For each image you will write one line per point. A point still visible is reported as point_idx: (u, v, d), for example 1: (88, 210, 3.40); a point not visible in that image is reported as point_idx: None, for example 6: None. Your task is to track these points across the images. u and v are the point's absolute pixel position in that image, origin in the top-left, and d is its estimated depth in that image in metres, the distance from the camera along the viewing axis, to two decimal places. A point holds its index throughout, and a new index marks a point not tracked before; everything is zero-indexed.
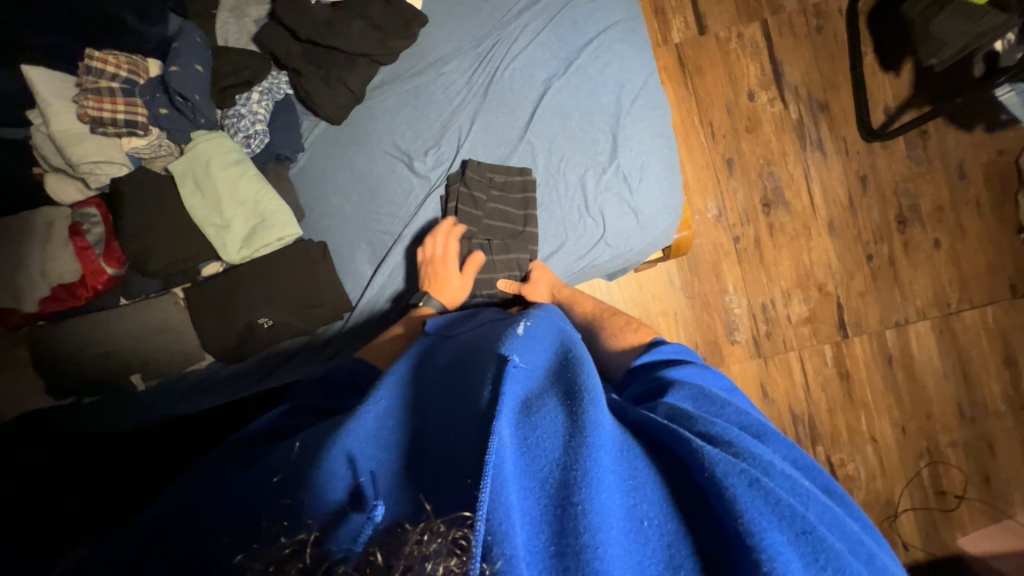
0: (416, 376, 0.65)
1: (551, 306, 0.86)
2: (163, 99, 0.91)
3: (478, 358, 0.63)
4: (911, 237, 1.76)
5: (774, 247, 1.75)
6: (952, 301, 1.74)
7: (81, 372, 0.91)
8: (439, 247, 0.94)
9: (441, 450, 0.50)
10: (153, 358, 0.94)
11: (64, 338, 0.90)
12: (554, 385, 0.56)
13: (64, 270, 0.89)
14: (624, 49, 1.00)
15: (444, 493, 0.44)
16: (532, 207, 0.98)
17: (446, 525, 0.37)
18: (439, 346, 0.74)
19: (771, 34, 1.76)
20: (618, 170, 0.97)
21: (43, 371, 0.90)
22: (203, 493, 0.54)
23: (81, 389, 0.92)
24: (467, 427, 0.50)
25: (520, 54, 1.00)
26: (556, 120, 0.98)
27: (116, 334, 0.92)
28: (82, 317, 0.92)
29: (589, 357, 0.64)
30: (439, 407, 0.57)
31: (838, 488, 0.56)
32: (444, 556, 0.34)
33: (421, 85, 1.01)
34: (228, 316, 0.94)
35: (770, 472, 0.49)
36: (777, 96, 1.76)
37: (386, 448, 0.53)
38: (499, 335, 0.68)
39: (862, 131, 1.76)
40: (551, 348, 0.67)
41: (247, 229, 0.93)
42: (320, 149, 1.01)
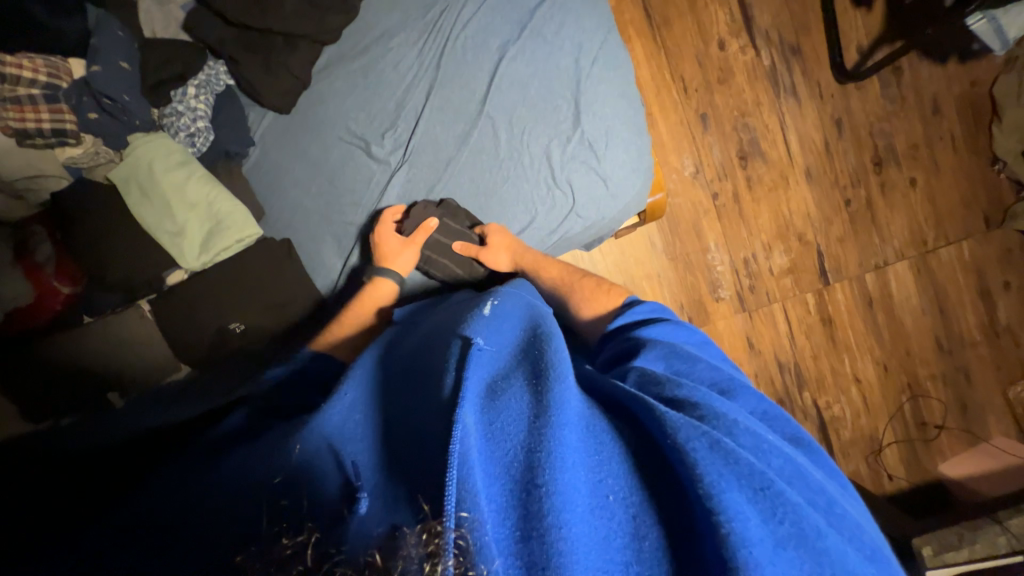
0: (387, 366, 0.64)
1: (521, 282, 0.86)
2: (92, 103, 0.86)
3: (442, 342, 0.62)
4: (887, 178, 1.76)
5: (752, 200, 1.74)
6: (928, 238, 1.76)
7: (56, 395, 0.89)
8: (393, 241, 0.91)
9: (411, 442, 0.50)
10: (128, 374, 0.93)
11: (31, 362, 0.87)
12: (520, 366, 0.56)
13: (16, 293, 0.84)
14: (579, 7, 0.95)
15: (428, 482, 0.44)
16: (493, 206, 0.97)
17: (439, 522, 0.37)
18: (407, 332, 0.74)
19: None
20: (582, 137, 0.94)
21: (16, 396, 0.87)
22: (193, 507, 0.53)
23: (57, 412, 0.89)
24: (434, 417, 0.50)
25: (470, 21, 0.94)
26: (515, 89, 0.94)
27: (86, 353, 0.90)
28: (46, 339, 0.88)
29: (557, 332, 0.64)
30: (406, 398, 0.57)
31: (806, 438, 0.58)
32: (434, 557, 0.33)
33: (370, 63, 0.95)
34: (201, 322, 0.92)
35: (734, 432, 0.51)
36: (748, 42, 1.71)
37: (363, 437, 0.53)
38: (464, 317, 0.67)
39: (835, 73, 1.73)
40: (518, 326, 0.66)
41: (202, 233, 0.89)
42: (271, 141, 0.96)
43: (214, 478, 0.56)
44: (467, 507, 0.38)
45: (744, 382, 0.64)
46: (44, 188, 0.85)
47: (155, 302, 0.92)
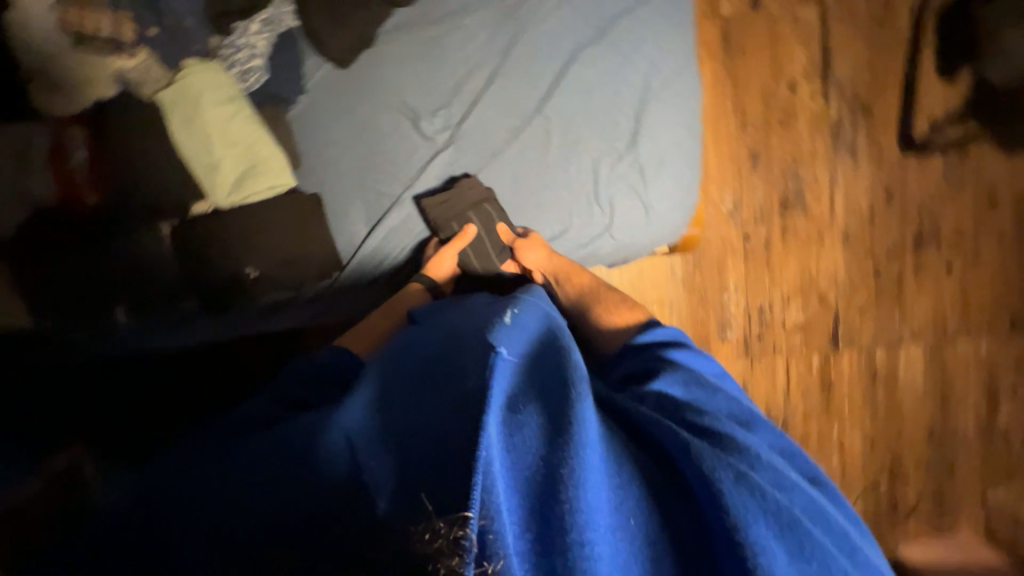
0: (401, 362, 0.63)
1: (540, 290, 0.84)
2: (153, 20, 0.87)
3: (463, 343, 0.62)
4: (923, 259, 1.73)
5: (783, 250, 1.71)
6: (948, 327, 1.74)
7: (64, 298, 0.90)
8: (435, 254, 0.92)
9: (416, 436, 0.48)
10: (135, 292, 0.93)
11: (47, 261, 0.88)
12: (542, 379, 0.56)
13: (43, 192, 0.85)
14: (663, 26, 0.91)
15: (434, 483, 0.43)
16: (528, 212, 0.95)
17: (446, 520, 0.40)
18: (422, 329, 0.73)
19: (828, 21, 1.65)
20: (635, 160, 0.91)
21: (26, 290, 0.88)
22: (189, 486, 0.52)
23: (65, 313, 0.91)
24: (450, 412, 0.49)
25: (549, 16, 0.90)
26: (578, 96, 0.90)
27: (99, 265, 0.89)
28: (64, 243, 0.88)
29: (577, 349, 0.64)
30: (416, 391, 0.55)
31: (822, 476, 0.58)
32: (442, 553, 0.39)
33: (437, 37, 0.92)
34: (220, 262, 0.92)
35: (757, 465, 0.52)
36: (819, 90, 1.67)
37: (367, 425, 0.52)
38: (485, 322, 0.67)
39: (901, 140, 1.70)
40: (537, 336, 0.66)
41: (236, 172, 0.88)
42: (320, 93, 0.94)
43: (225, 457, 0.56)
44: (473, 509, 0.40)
45: (763, 416, 0.65)
46: (87, 92, 0.84)
47: (172, 233, 0.91)
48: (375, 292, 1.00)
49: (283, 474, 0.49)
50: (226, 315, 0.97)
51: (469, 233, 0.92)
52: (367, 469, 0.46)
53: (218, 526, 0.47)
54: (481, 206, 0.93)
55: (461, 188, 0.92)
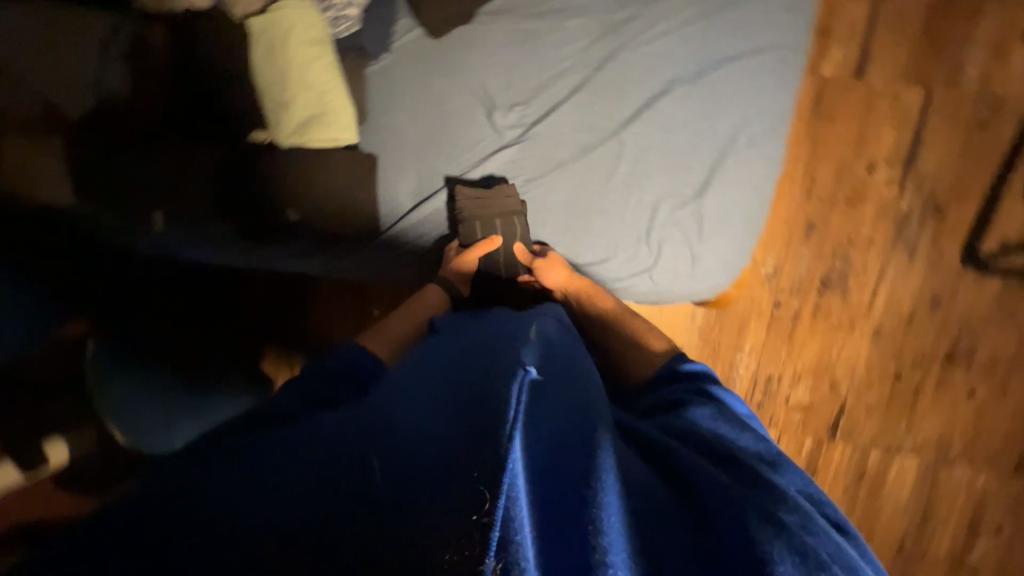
0: (412, 374, 0.64)
1: (554, 308, 0.86)
2: None
3: (489, 351, 0.62)
4: (948, 376, 1.68)
5: (809, 327, 1.68)
6: (952, 450, 1.70)
7: (108, 183, 0.91)
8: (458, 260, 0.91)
9: (430, 443, 0.49)
10: (174, 197, 0.93)
11: (100, 144, 0.89)
12: (564, 403, 0.57)
13: (112, 82, 0.86)
14: (768, 82, 0.85)
15: (452, 482, 0.44)
16: (575, 232, 0.92)
17: (465, 511, 0.41)
18: (447, 335, 0.75)
19: (928, 110, 1.58)
20: (697, 211, 0.88)
21: (74, 167, 0.90)
22: (193, 472, 0.52)
23: (104, 199, 0.92)
24: (476, 414, 0.50)
25: (654, 41, 0.85)
26: (660, 131, 0.87)
27: (146, 162, 0.90)
28: (117, 132, 0.89)
29: (596, 384, 0.66)
30: (436, 395, 0.57)
31: (847, 522, 0.55)
32: (461, 545, 0.39)
33: (535, 32, 0.89)
34: (263, 196, 0.93)
35: (787, 503, 0.51)
36: (897, 178, 1.61)
37: (373, 425, 0.53)
38: (510, 335, 0.68)
39: (964, 252, 1.63)
40: (558, 359, 0.66)
41: (305, 115, 0.86)
42: (406, 58, 0.92)
43: (229, 454, 0.54)
44: (486, 509, 0.40)
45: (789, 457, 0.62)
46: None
47: (218, 156, 0.91)
48: (404, 265, 1.00)
49: (298, 466, 0.51)
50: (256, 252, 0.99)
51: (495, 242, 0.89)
52: (380, 471, 0.48)
53: (218, 527, 0.45)
54: (513, 216, 0.90)
55: (490, 195, 0.90)
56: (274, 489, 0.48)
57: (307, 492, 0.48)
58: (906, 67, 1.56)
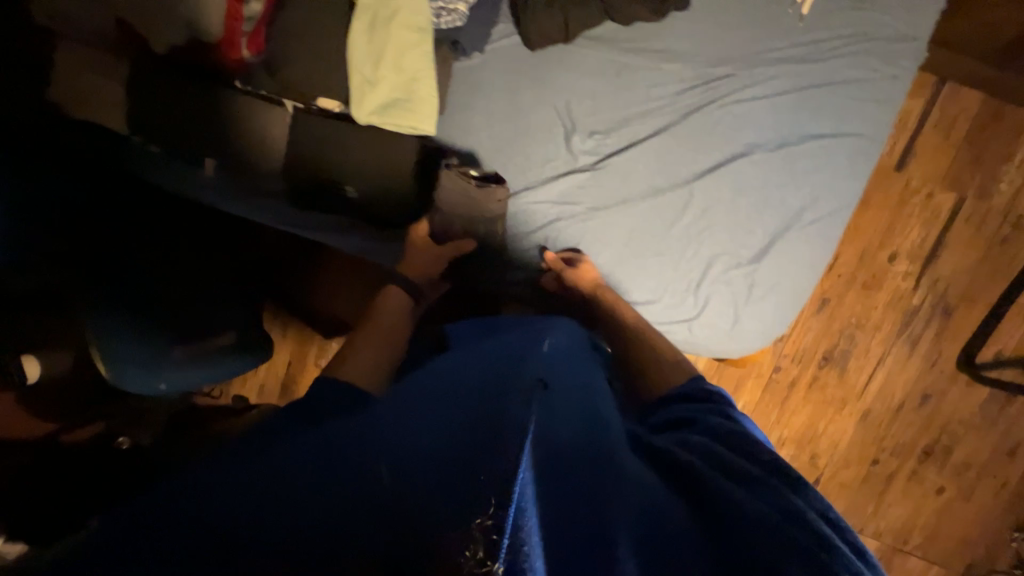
0: (427, 390, 0.62)
1: (568, 319, 0.84)
2: None
3: (501, 364, 0.61)
4: (922, 470, 1.74)
5: (803, 398, 1.73)
6: (910, 539, 1.76)
7: (167, 124, 0.92)
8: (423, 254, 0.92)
9: (432, 455, 0.47)
10: (233, 151, 0.93)
11: (172, 86, 0.91)
12: (574, 424, 0.54)
13: (209, 29, 0.83)
14: (844, 167, 0.86)
15: (456, 485, 0.41)
16: (625, 267, 0.93)
17: (466, 514, 0.37)
18: (462, 349, 0.74)
19: (957, 215, 1.64)
20: (750, 274, 0.89)
21: (143, 103, 0.92)
22: (193, 480, 0.52)
23: (158, 138, 0.94)
24: (485, 419, 0.47)
25: (745, 102, 0.86)
26: (732, 189, 0.88)
27: (210, 112, 0.91)
28: (196, 77, 0.91)
29: (606, 409, 0.64)
30: (444, 408, 0.55)
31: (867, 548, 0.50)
32: (464, 546, 0.34)
33: (630, 66, 0.89)
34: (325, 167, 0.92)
35: (800, 528, 0.48)
36: (915, 274, 1.66)
37: (377, 440, 0.52)
38: (525, 348, 0.66)
39: (962, 357, 1.68)
40: (571, 378, 0.64)
41: (389, 98, 0.84)
42: (498, 62, 0.91)
43: (230, 461, 0.54)
44: (493, 507, 0.36)
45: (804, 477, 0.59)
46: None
47: (283, 122, 0.91)
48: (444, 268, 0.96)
49: (309, 474, 0.50)
50: (287, 223, 0.96)
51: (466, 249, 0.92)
52: (389, 481, 0.46)
53: (207, 524, 0.44)
54: (492, 223, 0.91)
55: (473, 197, 0.87)
56: (274, 496, 0.47)
57: (313, 495, 0.47)
58: (944, 170, 1.62)
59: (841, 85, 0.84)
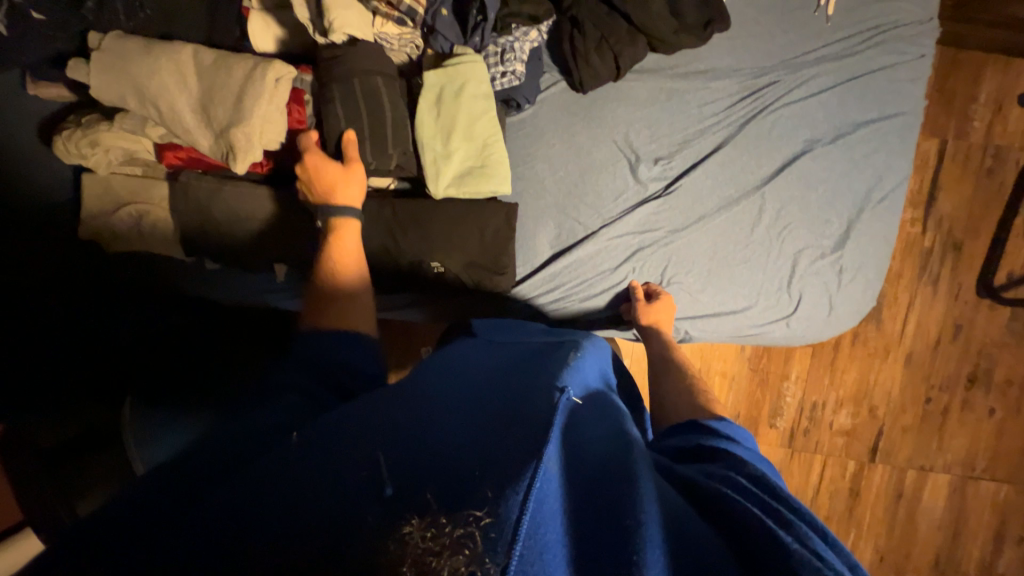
0: (428, 389, 0.56)
1: (602, 340, 0.77)
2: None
3: (525, 373, 0.59)
4: (971, 398, 1.72)
5: (849, 355, 1.70)
6: (977, 466, 1.73)
7: (215, 235, 0.89)
8: (331, 177, 0.78)
9: (446, 445, 0.43)
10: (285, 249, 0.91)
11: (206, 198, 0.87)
12: (603, 428, 0.51)
13: (272, 139, 0.80)
14: (894, 145, 0.92)
15: (471, 483, 0.37)
16: (715, 280, 0.94)
17: (450, 519, 0.34)
18: (469, 356, 0.69)
19: (944, 157, 1.62)
20: (836, 261, 0.93)
21: (180, 219, 0.89)
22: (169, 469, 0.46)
23: (205, 250, 0.91)
24: (507, 422, 0.46)
25: (795, 104, 0.91)
26: (801, 185, 0.92)
27: (255, 216, 0.88)
28: (232, 185, 0.88)
29: (627, 415, 0.59)
30: (462, 406, 0.51)
31: None
32: (457, 548, 0.31)
33: (680, 89, 0.92)
34: (393, 254, 0.88)
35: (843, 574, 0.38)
36: (920, 218, 1.65)
37: (368, 440, 0.44)
38: (550, 356, 0.64)
39: (980, 284, 1.67)
40: (591, 385, 0.60)
41: (464, 168, 0.85)
42: (550, 110, 0.92)
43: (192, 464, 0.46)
44: (486, 507, 0.34)
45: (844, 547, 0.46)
46: (312, 35, 0.78)
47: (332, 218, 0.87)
48: (524, 314, 0.95)
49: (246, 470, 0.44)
50: None
51: (354, 139, 0.79)
52: (383, 469, 0.40)
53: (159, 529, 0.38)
54: (381, 96, 0.80)
55: (344, 59, 0.78)
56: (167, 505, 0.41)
57: (245, 490, 0.41)
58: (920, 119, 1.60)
59: (876, 73, 0.91)
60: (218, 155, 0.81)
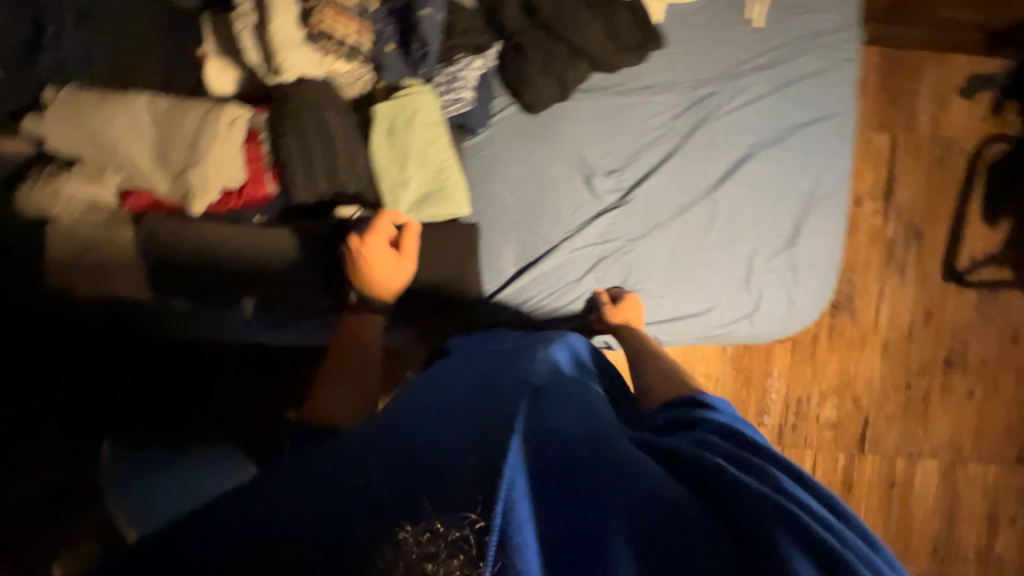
0: (401, 403, 0.57)
1: (576, 337, 0.77)
2: (393, 35, 0.84)
3: (496, 375, 0.60)
4: (949, 381, 1.75)
5: (828, 348, 1.73)
6: (964, 449, 1.75)
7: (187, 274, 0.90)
8: (381, 267, 0.83)
9: (410, 450, 0.45)
10: (260, 283, 0.93)
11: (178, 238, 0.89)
12: (573, 412, 0.52)
13: (229, 178, 0.82)
14: (830, 144, 0.98)
15: (444, 485, 0.40)
16: (677, 284, 0.96)
17: (444, 522, 0.38)
18: (451, 363, 0.72)
19: (897, 150, 1.68)
20: (789, 258, 0.97)
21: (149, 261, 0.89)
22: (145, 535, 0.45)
23: (176, 289, 0.91)
24: (474, 415, 0.48)
25: (736, 112, 0.96)
26: (749, 187, 0.96)
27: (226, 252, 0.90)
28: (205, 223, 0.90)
29: (602, 400, 0.62)
30: (433, 409, 0.52)
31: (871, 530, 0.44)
32: (455, 548, 0.37)
33: (626, 105, 0.96)
34: None
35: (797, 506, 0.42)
36: (881, 209, 1.70)
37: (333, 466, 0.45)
38: (522, 357, 0.66)
39: (944, 270, 1.73)
40: (562, 377, 0.62)
41: (422, 193, 0.88)
42: (505, 131, 0.95)
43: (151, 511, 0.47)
44: (479, 510, 0.38)
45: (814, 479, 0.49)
46: (262, 78, 0.81)
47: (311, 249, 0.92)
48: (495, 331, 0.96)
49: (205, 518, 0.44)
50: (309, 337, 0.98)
51: (416, 233, 0.86)
52: (349, 493, 0.42)
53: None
54: (332, 128, 0.82)
55: (296, 96, 0.80)
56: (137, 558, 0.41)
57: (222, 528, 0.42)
58: (870, 116, 1.66)
59: (808, 77, 0.97)
60: (176, 197, 0.82)
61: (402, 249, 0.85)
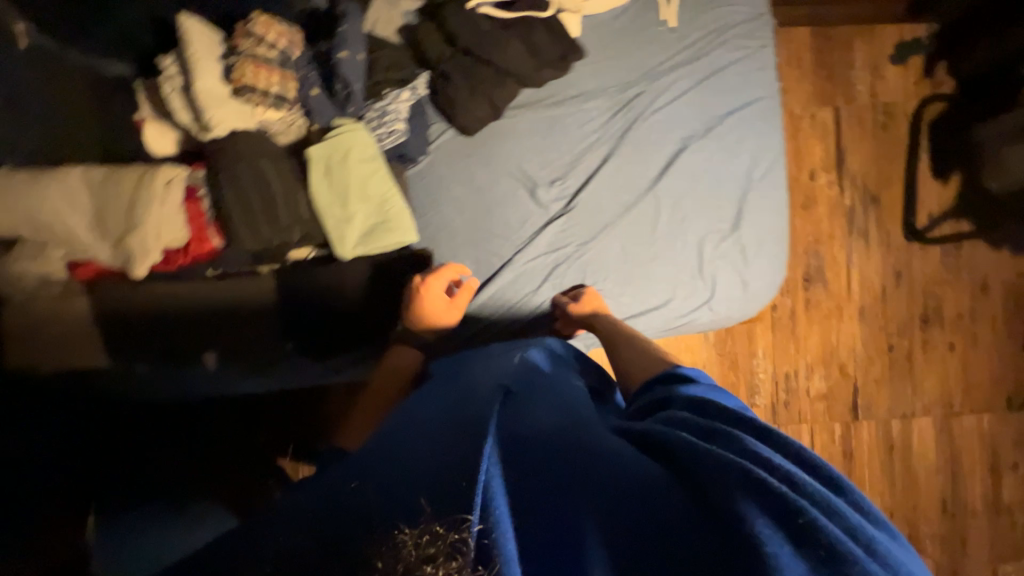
0: (380, 430, 0.60)
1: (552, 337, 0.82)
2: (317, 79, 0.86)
3: (471, 385, 0.63)
4: (929, 337, 1.77)
5: (807, 321, 1.75)
6: (955, 402, 1.77)
7: (151, 335, 0.92)
8: (433, 309, 0.90)
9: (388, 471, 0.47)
10: (224, 333, 0.94)
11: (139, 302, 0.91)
12: (546, 410, 0.56)
13: (171, 236, 0.83)
14: (760, 127, 1.01)
15: (433, 490, 0.43)
16: (633, 281, 0.98)
17: (443, 524, 0.40)
18: (440, 376, 0.75)
19: (842, 121, 1.73)
20: (737, 241, 0.99)
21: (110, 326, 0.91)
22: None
23: (139, 352, 0.92)
24: (451, 427, 0.51)
25: (665, 108, 0.99)
26: (688, 178, 0.99)
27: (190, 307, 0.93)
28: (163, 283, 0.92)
29: (582, 393, 0.65)
30: (415, 426, 0.55)
31: (838, 475, 0.45)
32: (451, 553, 0.38)
33: (559, 116, 0.99)
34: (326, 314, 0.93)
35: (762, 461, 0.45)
36: (836, 180, 1.74)
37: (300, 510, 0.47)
38: (497, 365, 0.69)
39: (906, 230, 1.77)
40: (534, 379, 0.64)
41: (369, 226, 0.89)
42: (444, 156, 0.98)
43: None
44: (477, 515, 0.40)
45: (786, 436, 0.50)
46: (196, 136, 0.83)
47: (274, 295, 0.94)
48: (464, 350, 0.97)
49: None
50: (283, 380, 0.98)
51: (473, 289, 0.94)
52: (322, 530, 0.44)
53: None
54: (269, 176, 0.83)
55: (227, 149, 0.81)
56: None
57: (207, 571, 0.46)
58: (811, 92, 1.71)
59: (729, 67, 1.01)
60: (118, 262, 0.82)
61: (459, 296, 0.93)
